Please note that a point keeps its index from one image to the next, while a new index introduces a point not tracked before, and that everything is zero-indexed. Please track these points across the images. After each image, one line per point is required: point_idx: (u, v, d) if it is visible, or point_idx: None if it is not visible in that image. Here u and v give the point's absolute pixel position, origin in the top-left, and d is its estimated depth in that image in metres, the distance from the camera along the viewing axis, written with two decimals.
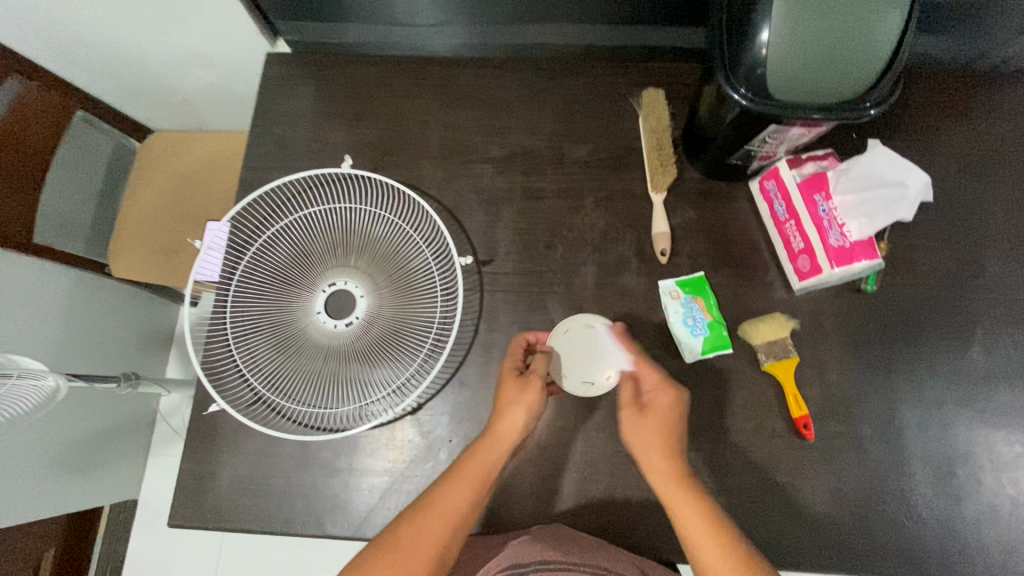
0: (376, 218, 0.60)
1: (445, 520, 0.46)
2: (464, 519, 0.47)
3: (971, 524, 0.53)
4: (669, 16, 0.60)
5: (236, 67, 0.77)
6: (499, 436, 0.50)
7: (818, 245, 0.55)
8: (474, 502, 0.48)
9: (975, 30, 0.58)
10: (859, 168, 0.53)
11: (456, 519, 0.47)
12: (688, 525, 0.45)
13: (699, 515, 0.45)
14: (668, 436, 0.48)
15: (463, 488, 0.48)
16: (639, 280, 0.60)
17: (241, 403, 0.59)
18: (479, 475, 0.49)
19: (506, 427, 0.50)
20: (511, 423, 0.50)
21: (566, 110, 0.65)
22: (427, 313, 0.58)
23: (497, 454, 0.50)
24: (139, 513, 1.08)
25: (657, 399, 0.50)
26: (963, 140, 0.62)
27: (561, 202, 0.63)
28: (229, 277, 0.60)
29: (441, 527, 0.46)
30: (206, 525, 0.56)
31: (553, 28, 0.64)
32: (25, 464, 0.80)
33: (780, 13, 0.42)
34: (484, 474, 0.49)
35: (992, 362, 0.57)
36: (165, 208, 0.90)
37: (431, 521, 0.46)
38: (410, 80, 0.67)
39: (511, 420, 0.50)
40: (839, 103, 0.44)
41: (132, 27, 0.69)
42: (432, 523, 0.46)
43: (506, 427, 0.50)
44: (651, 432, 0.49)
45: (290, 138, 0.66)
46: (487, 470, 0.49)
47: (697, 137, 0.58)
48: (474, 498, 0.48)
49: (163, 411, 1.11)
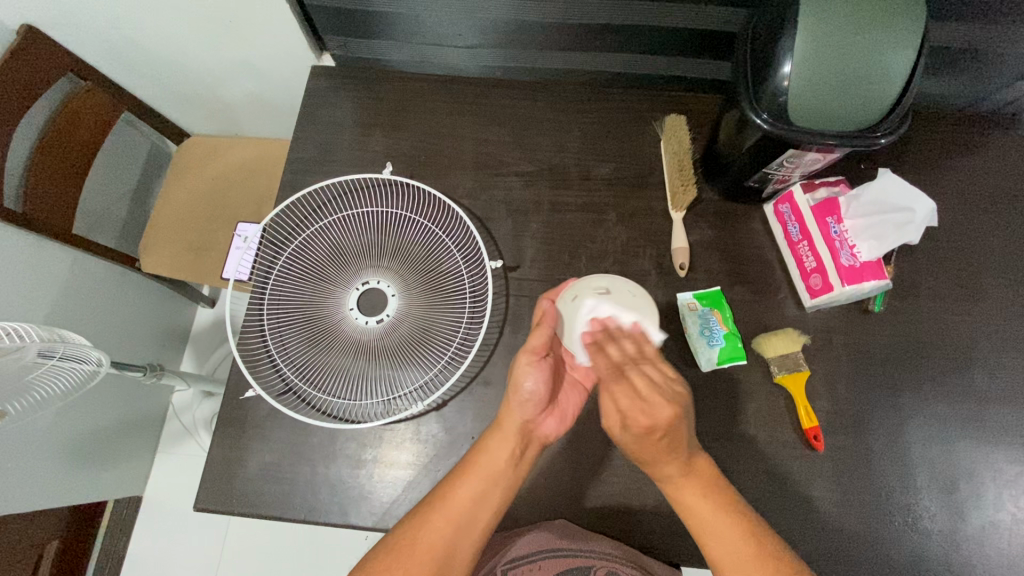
0: (412, 222, 0.64)
1: (449, 515, 0.48)
2: (471, 516, 0.49)
3: (973, 539, 0.55)
4: (693, 49, 0.65)
5: (278, 76, 0.81)
6: (504, 428, 0.52)
7: (829, 264, 0.58)
8: (482, 496, 0.49)
9: (977, 74, 0.63)
10: (868, 195, 0.56)
11: (463, 515, 0.48)
12: (698, 518, 0.47)
13: (708, 509, 0.46)
14: (660, 447, 0.46)
15: (469, 481, 0.50)
16: (658, 292, 0.63)
17: (273, 392, 0.61)
18: (487, 469, 0.50)
19: (511, 415, 0.52)
20: (515, 412, 0.52)
21: (592, 130, 0.70)
22: (456, 313, 0.61)
23: (503, 446, 0.51)
24: (143, 509, 1.09)
25: (633, 419, 0.46)
26: (964, 174, 0.66)
27: (585, 215, 0.67)
28: (267, 272, 0.63)
29: (446, 524, 0.47)
30: (231, 510, 0.58)
31: (583, 55, 0.69)
32: (41, 452, 0.82)
33: (806, 45, 0.45)
34: (491, 469, 0.50)
35: (994, 384, 0.60)
36: (197, 208, 0.94)
37: (435, 517, 0.48)
38: (446, 96, 0.71)
39: (517, 408, 0.52)
40: (852, 130, 0.48)
41: (186, 36, 0.74)
42: (437, 520, 0.47)
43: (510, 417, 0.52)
44: (643, 444, 0.47)
45: (331, 144, 0.70)
46: (493, 462, 0.51)
47: (717, 160, 0.63)
48: (482, 492, 0.49)
49: (175, 407, 1.13)
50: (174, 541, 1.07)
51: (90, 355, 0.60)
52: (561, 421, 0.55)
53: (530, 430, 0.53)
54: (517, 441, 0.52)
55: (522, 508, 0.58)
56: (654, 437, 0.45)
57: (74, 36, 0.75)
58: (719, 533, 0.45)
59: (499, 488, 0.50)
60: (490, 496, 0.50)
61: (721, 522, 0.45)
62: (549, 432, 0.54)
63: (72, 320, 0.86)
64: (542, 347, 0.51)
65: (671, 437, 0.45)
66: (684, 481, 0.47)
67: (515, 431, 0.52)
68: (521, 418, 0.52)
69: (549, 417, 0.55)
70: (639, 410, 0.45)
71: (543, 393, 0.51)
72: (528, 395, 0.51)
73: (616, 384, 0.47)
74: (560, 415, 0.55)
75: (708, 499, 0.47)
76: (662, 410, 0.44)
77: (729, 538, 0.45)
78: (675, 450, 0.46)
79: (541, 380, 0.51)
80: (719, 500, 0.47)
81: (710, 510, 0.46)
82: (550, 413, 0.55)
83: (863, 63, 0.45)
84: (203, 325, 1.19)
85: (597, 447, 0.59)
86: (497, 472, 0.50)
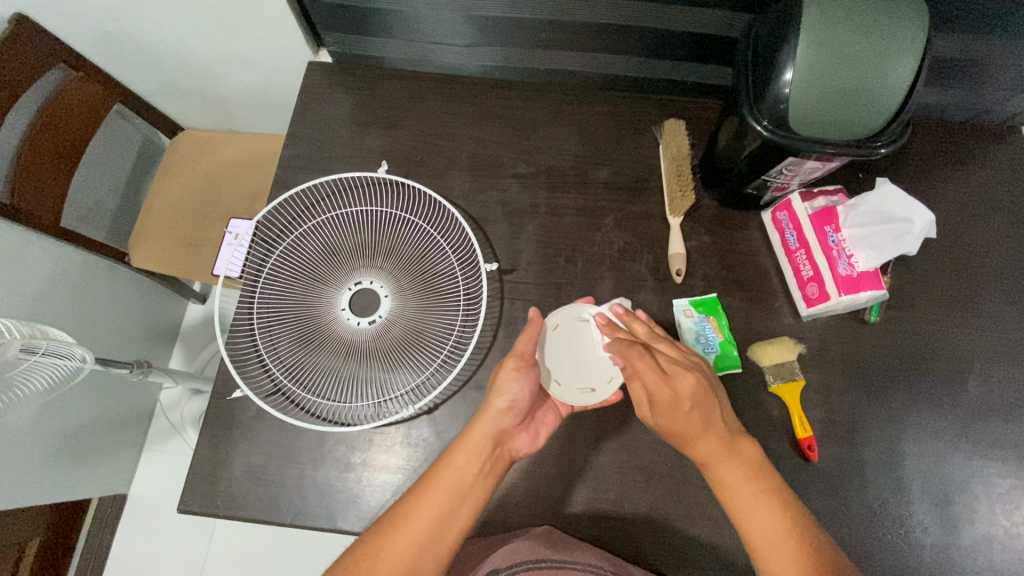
0: (404, 221, 0.63)
1: (412, 535, 0.46)
2: (436, 534, 0.47)
3: (966, 552, 0.55)
4: (694, 53, 0.65)
5: (275, 71, 0.80)
6: (474, 438, 0.51)
7: (826, 273, 0.58)
8: (448, 513, 0.48)
9: (977, 86, 0.63)
10: (867, 204, 0.56)
11: (426, 535, 0.46)
12: (737, 497, 0.46)
13: (749, 490, 0.46)
14: (696, 423, 0.48)
15: (435, 497, 0.48)
16: (654, 298, 0.63)
17: (261, 392, 0.59)
18: (454, 484, 0.49)
19: (485, 424, 0.51)
20: (490, 422, 0.51)
21: (591, 133, 0.69)
22: (450, 315, 0.60)
23: (472, 459, 0.50)
24: (128, 509, 1.07)
25: (660, 396, 0.49)
26: (962, 186, 0.66)
27: (582, 218, 0.66)
28: (257, 271, 0.62)
29: (409, 544, 0.46)
30: (215, 512, 0.57)
31: (583, 57, 0.68)
32: (25, 449, 0.80)
33: (806, 53, 0.45)
34: (459, 484, 0.49)
35: (989, 397, 0.59)
36: (190, 202, 0.92)
37: (398, 537, 0.46)
38: (442, 96, 0.71)
39: (494, 417, 0.51)
40: (850, 140, 0.48)
41: (180, 27, 0.72)
42: (399, 542, 0.46)
43: (482, 428, 0.51)
44: (673, 421, 0.49)
45: (326, 141, 0.69)
46: (463, 476, 0.49)
47: (715, 167, 0.62)
48: (448, 509, 0.48)
49: (164, 403, 1.12)
50: (159, 541, 1.06)
51: (73, 352, 0.59)
52: (535, 439, 0.55)
53: (502, 441, 0.52)
54: (488, 452, 0.51)
55: (512, 515, 0.57)
56: (684, 412, 0.48)
57: (66, 24, 0.73)
58: (756, 514, 0.45)
59: (466, 504, 0.48)
60: (457, 513, 0.48)
61: (760, 505, 0.45)
62: (521, 448, 0.54)
63: (59, 315, 0.84)
64: (529, 353, 0.52)
65: (700, 411, 0.48)
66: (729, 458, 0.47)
67: (486, 442, 0.51)
68: (495, 428, 0.51)
69: (523, 433, 0.54)
70: (664, 386, 0.49)
71: (523, 403, 0.52)
72: (508, 403, 0.51)
73: (638, 362, 0.50)
74: (533, 434, 0.55)
75: (750, 478, 0.47)
76: (686, 379, 0.48)
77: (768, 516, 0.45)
78: (708, 424, 0.48)
79: (525, 389, 0.52)
80: (761, 481, 0.47)
81: (749, 491, 0.46)
82: (524, 429, 0.54)
83: (862, 73, 0.44)
84: (193, 322, 1.18)
85: (591, 454, 0.58)
86: (464, 487, 0.49)
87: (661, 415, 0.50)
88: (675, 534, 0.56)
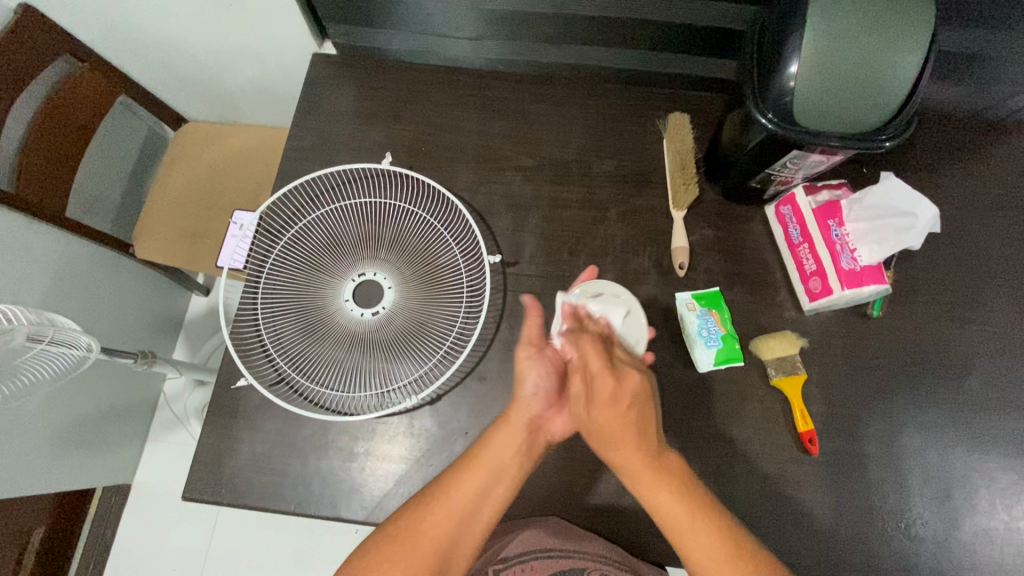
0: (408, 213, 0.63)
1: (449, 511, 0.46)
2: (475, 510, 0.47)
3: (965, 546, 0.55)
4: (699, 47, 0.65)
5: (280, 64, 0.80)
6: (513, 423, 0.50)
7: (829, 267, 0.58)
8: (485, 492, 0.48)
9: (984, 79, 0.62)
10: (871, 199, 0.56)
11: (463, 513, 0.47)
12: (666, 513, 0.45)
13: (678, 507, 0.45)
14: (628, 422, 0.48)
15: (473, 477, 0.48)
16: (657, 291, 0.63)
17: (264, 381, 0.60)
18: (494, 465, 0.48)
19: (521, 410, 0.50)
20: (525, 408, 0.50)
21: (594, 126, 0.69)
22: (452, 309, 0.60)
23: (512, 442, 0.49)
24: (133, 498, 1.08)
25: (601, 388, 0.48)
26: (967, 181, 0.66)
27: (585, 212, 0.66)
28: (261, 263, 0.62)
29: (449, 520, 0.46)
30: (219, 500, 0.57)
31: (588, 51, 0.68)
32: (31, 438, 0.81)
33: (814, 46, 0.44)
34: (498, 465, 0.48)
35: (991, 393, 0.59)
36: (194, 195, 0.93)
37: (437, 512, 0.46)
38: (446, 89, 0.71)
39: (527, 399, 0.51)
40: (855, 134, 0.48)
41: (185, 19, 0.73)
42: (436, 515, 0.46)
43: (517, 413, 0.50)
44: (609, 420, 0.48)
45: (331, 132, 0.69)
46: (500, 458, 0.49)
47: (719, 161, 0.62)
48: (487, 488, 0.48)
49: (168, 394, 1.12)
50: (163, 531, 1.07)
51: (80, 340, 0.60)
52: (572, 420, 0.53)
53: (540, 425, 0.51)
54: (525, 436, 0.50)
55: (513, 506, 0.57)
56: (626, 411, 0.48)
57: (71, 15, 0.73)
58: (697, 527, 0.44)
59: (503, 485, 0.48)
60: (493, 493, 0.48)
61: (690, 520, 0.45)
62: (557, 432, 0.52)
63: (64, 306, 0.85)
64: (538, 338, 0.52)
65: (637, 411, 0.48)
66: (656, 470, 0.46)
67: (523, 426, 0.50)
68: (530, 413, 0.50)
69: (560, 416, 0.53)
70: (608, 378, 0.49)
71: (547, 388, 0.51)
72: (535, 391, 0.51)
73: (588, 350, 0.50)
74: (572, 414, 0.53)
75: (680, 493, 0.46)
76: (629, 380, 0.49)
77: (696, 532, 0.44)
78: (643, 431, 0.48)
79: (542, 373, 0.51)
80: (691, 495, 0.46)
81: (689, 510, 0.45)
82: (563, 411, 0.53)
83: (868, 67, 0.44)
84: (197, 314, 1.18)
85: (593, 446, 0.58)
86: (504, 467, 0.48)
87: (598, 410, 0.48)
88: None
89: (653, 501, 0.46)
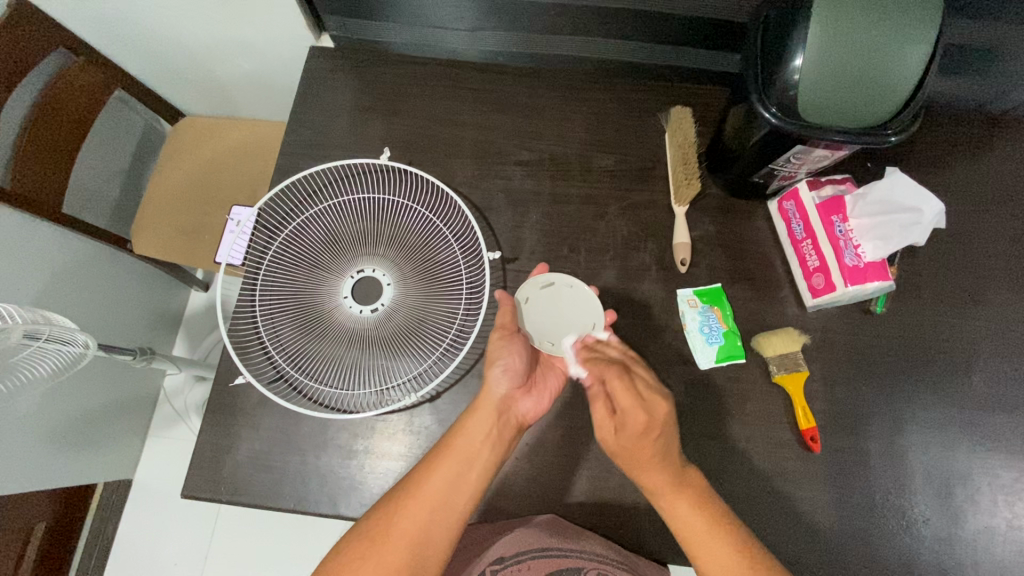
0: (408, 209, 0.62)
1: (424, 503, 0.47)
2: (449, 501, 0.47)
3: (966, 543, 0.55)
4: (702, 39, 0.64)
5: (277, 57, 0.80)
6: (481, 408, 0.51)
7: (833, 264, 0.57)
8: (459, 481, 0.48)
9: (992, 72, 0.61)
10: (876, 194, 0.55)
11: (437, 503, 0.47)
12: (685, 527, 0.48)
13: (696, 521, 0.47)
14: (654, 454, 0.49)
15: (446, 465, 0.48)
16: (658, 288, 0.62)
17: (264, 379, 0.59)
18: (463, 452, 0.49)
19: (489, 393, 0.52)
20: (493, 391, 0.52)
21: (596, 120, 0.68)
22: (451, 306, 0.59)
23: (479, 428, 0.50)
24: (134, 493, 1.09)
25: (632, 419, 0.49)
26: (972, 176, 0.65)
27: (586, 207, 0.65)
28: (259, 260, 0.61)
29: (422, 511, 0.46)
30: (218, 498, 0.57)
31: (589, 43, 0.67)
32: (29, 434, 0.81)
33: (817, 39, 0.44)
34: (470, 452, 0.49)
35: (994, 390, 0.59)
36: (192, 190, 0.92)
37: (410, 503, 0.46)
38: (445, 82, 0.70)
39: (492, 383, 0.52)
40: (860, 128, 0.47)
41: (179, 12, 0.71)
42: (411, 507, 0.46)
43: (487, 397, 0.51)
44: (632, 448, 0.49)
45: (328, 127, 0.69)
46: (472, 444, 0.49)
47: (722, 155, 0.61)
48: (459, 476, 0.48)
49: (168, 390, 1.12)
50: (164, 526, 1.07)
51: (76, 338, 0.59)
52: (541, 402, 0.55)
53: (509, 410, 0.53)
54: (494, 420, 0.51)
55: (513, 503, 0.56)
56: (642, 440, 0.49)
57: (67, 9, 0.72)
58: (712, 548, 0.46)
59: (476, 472, 0.49)
60: (467, 481, 0.48)
61: (708, 534, 0.47)
62: (527, 414, 0.54)
63: (63, 303, 0.85)
64: (511, 322, 0.53)
65: (663, 441, 0.49)
66: (677, 491, 0.48)
67: (491, 410, 0.51)
68: (499, 397, 0.52)
69: (527, 397, 0.54)
70: (639, 410, 0.49)
71: (518, 367, 0.52)
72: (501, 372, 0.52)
73: (612, 379, 0.50)
74: (538, 396, 0.55)
75: (699, 509, 0.48)
76: (659, 407, 0.50)
77: (711, 541, 0.47)
78: (668, 459, 0.49)
79: (514, 355, 0.52)
80: (709, 509, 0.48)
81: (702, 526, 0.47)
82: (529, 393, 0.55)
83: (871, 61, 0.43)
84: (196, 310, 1.18)
85: (594, 444, 0.58)
86: (474, 455, 0.49)
87: (628, 441, 0.49)
88: None
89: (675, 515, 0.48)
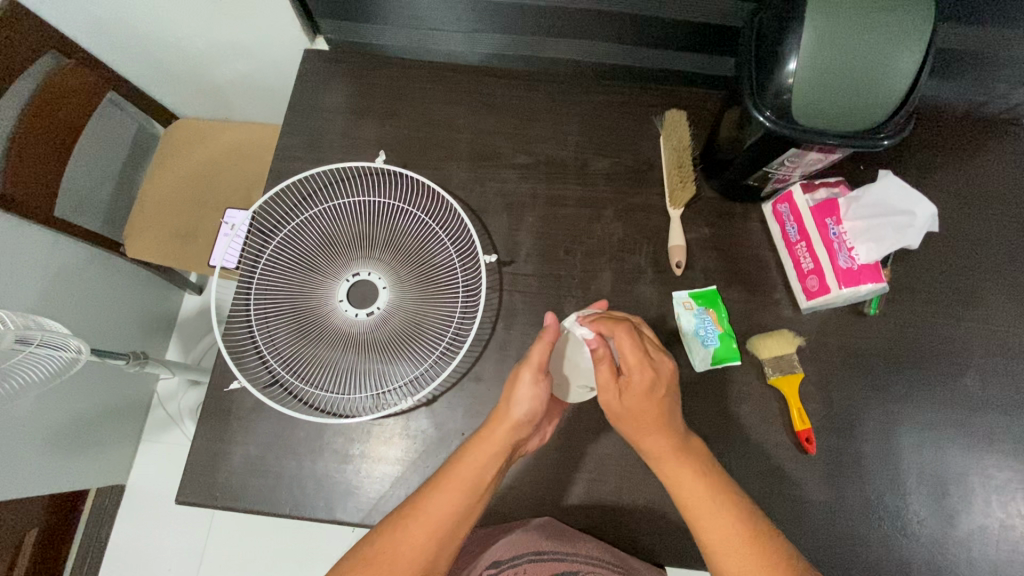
0: (403, 212, 0.62)
1: (425, 531, 0.46)
2: (451, 531, 0.46)
3: (960, 543, 0.56)
4: (696, 42, 0.64)
5: (272, 59, 0.79)
6: (493, 444, 0.49)
7: (827, 266, 0.57)
8: (461, 514, 0.47)
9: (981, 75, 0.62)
10: (870, 196, 0.55)
11: (440, 532, 0.46)
12: (689, 496, 0.46)
13: (700, 487, 0.46)
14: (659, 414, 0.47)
15: (450, 496, 0.47)
16: (654, 290, 0.63)
17: (259, 384, 0.59)
18: (469, 485, 0.47)
19: (505, 431, 0.49)
20: (510, 430, 0.49)
21: (591, 123, 0.68)
22: (448, 310, 0.59)
23: (488, 464, 0.48)
24: (127, 499, 1.07)
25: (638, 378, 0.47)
26: (964, 178, 0.66)
27: (582, 210, 0.65)
28: (254, 264, 0.61)
29: (423, 538, 0.45)
30: (213, 503, 0.57)
31: (584, 45, 0.67)
32: (22, 440, 0.80)
33: (809, 44, 0.44)
34: (475, 486, 0.47)
35: (987, 390, 0.59)
36: (186, 193, 0.91)
37: (412, 528, 0.46)
38: (440, 85, 0.70)
39: (514, 423, 0.49)
40: (853, 132, 0.47)
41: (172, 14, 0.71)
42: (414, 531, 0.45)
43: (502, 434, 0.49)
44: (642, 410, 0.47)
45: (323, 129, 0.68)
46: (478, 479, 0.48)
47: (717, 158, 0.62)
48: (462, 509, 0.47)
49: (160, 395, 1.11)
50: (158, 532, 1.06)
51: (69, 343, 0.59)
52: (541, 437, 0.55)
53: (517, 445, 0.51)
54: (503, 457, 0.49)
55: (510, 506, 0.56)
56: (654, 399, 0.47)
57: (60, 11, 0.72)
58: (717, 520, 0.44)
59: (477, 505, 0.48)
60: (468, 513, 0.47)
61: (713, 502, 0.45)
62: (528, 448, 0.54)
63: (55, 307, 0.84)
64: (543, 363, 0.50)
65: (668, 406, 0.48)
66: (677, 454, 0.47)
67: (504, 448, 0.49)
68: (514, 436, 0.49)
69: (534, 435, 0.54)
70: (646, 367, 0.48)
71: (540, 410, 0.50)
72: (526, 414, 0.49)
73: (622, 337, 0.48)
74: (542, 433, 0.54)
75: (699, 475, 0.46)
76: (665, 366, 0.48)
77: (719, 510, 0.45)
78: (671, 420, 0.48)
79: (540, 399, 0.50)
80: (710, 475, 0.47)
81: (703, 489, 0.46)
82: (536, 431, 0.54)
83: (863, 66, 0.44)
84: (190, 313, 1.17)
85: (591, 446, 0.58)
86: (479, 490, 0.48)
87: (632, 402, 0.47)
88: (673, 525, 0.56)
89: (676, 483, 0.47)
